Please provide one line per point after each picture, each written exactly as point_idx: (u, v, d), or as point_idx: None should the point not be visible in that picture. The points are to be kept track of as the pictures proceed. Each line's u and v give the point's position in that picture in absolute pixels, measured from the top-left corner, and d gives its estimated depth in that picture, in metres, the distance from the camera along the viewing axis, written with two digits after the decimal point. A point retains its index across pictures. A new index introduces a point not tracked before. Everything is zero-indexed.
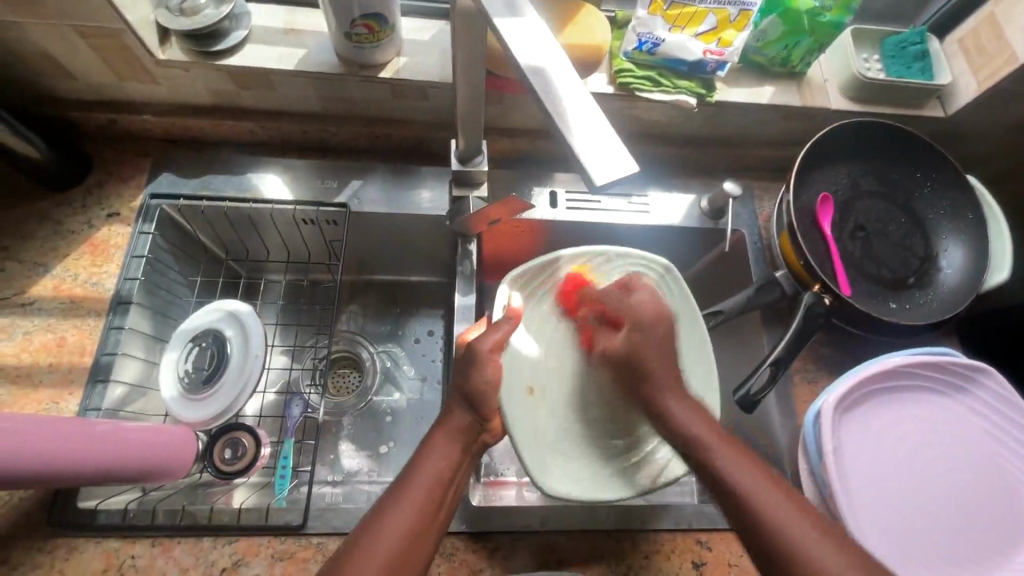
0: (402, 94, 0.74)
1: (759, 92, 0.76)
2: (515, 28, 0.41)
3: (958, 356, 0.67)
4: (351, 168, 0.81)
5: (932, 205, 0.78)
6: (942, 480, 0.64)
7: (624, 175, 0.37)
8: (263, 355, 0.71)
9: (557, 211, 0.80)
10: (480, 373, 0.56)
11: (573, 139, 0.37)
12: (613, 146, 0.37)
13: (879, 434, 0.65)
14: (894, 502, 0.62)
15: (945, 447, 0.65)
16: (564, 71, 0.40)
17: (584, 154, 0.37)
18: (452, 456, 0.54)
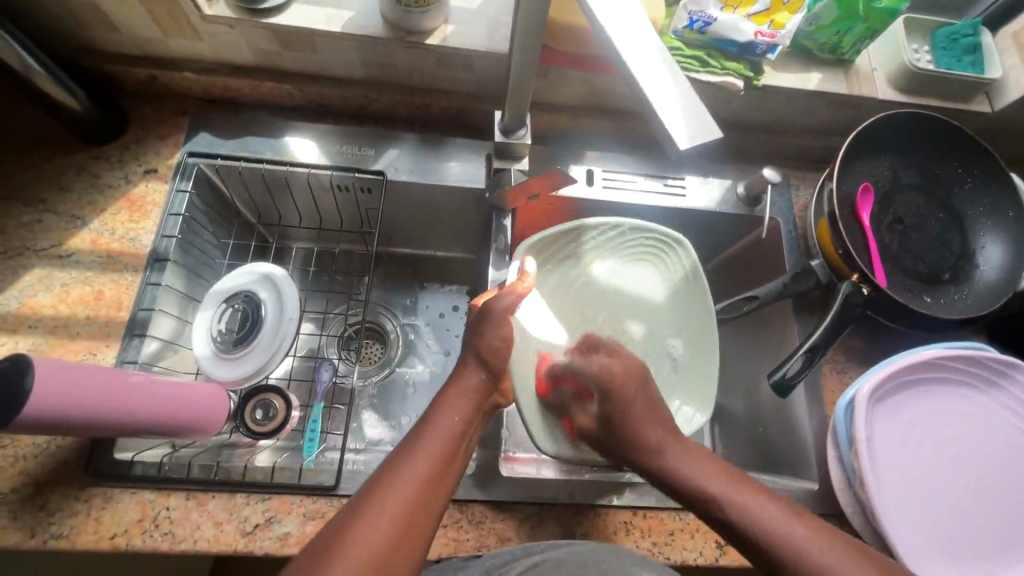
0: (446, 63, 0.73)
1: (806, 78, 0.75)
2: None
3: (993, 352, 0.67)
4: (388, 136, 0.80)
5: (972, 202, 0.77)
6: (969, 473, 0.64)
7: (706, 139, 0.39)
8: (297, 320, 0.71)
9: (593, 190, 0.80)
10: (495, 331, 0.59)
11: (657, 104, 0.39)
12: (691, 114, 0.39)
13: (910, 426, 0.65)
14: (924, 494, 0.63)
15: (974, 441, 0.65)
16: (643, 33, 0.40)
17: (667, 119, 0.39)
18: (464, 412, 0.55)
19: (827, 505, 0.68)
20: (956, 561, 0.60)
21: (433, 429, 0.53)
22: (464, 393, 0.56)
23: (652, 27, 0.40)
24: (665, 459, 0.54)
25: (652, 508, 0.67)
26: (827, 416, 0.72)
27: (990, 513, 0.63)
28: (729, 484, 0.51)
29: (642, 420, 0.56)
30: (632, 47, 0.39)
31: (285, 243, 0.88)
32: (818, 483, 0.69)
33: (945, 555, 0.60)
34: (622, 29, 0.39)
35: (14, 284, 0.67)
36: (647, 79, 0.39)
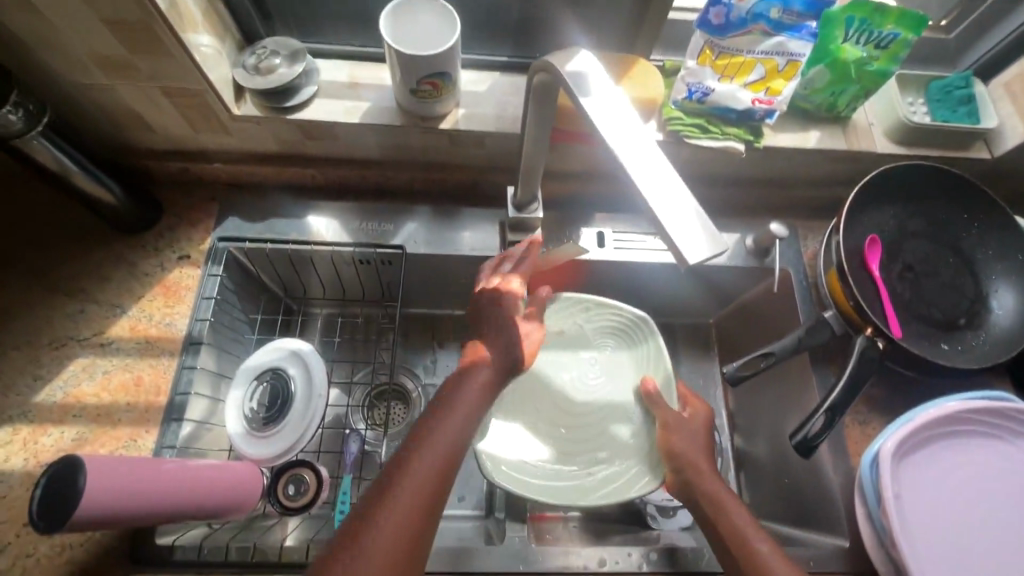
0: (459, 143, 0.77)
1: (806, 137, 0.78)
2: (599, 106, 0.45)
3: (1015, 401, 0.67)
4: (405, 209, 0.84)
5: (980, 246, 0.78)
6: (1002, 528, 0.63)
7: (712, 253, 0.39)
8: (326, 395, 0.74)
9: (604, 251, 0.82)
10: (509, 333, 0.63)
11: (661, 216, 0.40)
12: (698, 226, 0.40)
13: (942, 484, 0.65)
14: (968, 557, 0.62)
15: (1003, 493, 0.65)
16: (649, 152, 0.43)
17: (674, 233, 0.39)
18: (472, 415, 0.55)
19: (859, 563, 0.68)
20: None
21: (437, 440, 0.52)
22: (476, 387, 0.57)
23: (657, 147, 0.43)
24: (721, 492, 0.61)
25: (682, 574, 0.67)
26: (853, 470, 0.72)
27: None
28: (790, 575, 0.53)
29: (699, 467, 0.64)
30: (638, 165, 0.42)
31: (309, 314, 0.91)
32: (849, 540, 0.69)
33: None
34: (628, 150, 0.42)
35: (60, 374, 0.71)
36: (652, 191, 0.41)
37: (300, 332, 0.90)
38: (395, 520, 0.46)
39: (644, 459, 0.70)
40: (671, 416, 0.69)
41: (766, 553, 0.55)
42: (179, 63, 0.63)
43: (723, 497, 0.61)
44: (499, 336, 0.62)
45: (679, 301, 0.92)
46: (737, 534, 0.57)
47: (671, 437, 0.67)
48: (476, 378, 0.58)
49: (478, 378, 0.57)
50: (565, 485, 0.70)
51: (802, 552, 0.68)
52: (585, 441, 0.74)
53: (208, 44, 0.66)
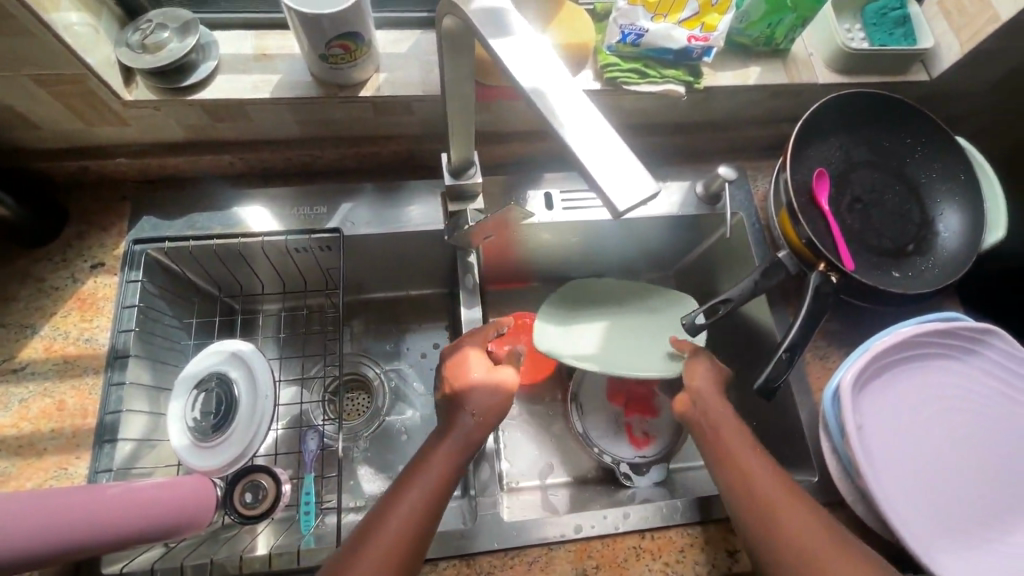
0: (385, 111, 0.71)
1: (746, 74, 0.75)
2: (511, 47, 0.40)
3: (966, 320, 0.67)
4: (341, 190, 0.78)
5: (924, 169, 0.78)
6: (957, 447, 0.65)
7: (646, 194, 0.35)
8: (273, 394, 0.69)
9: (554, 213, 0.80)
10: (485, 387, 0.63)
11: (587, 163, 0.36)
12: (630, 166, 0.36)
13: (902, 410, 0.65)
14: (936, 478, 0.63)
15: (957, 413, 0.66)
16: (568, 91, 0.38)
17: (604, 179, 0.35)
18: (451, 462, 0.58)
19: (829, 496, 0.68)
20: (990, 540, 0.60)
21: (415, 487, 0.55)
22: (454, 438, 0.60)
23: (575, 82, 0.39)
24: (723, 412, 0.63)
25: (657, 528, 0.66)
26: (817, 405, 0.73)
27: (1003, 480, 0.63)
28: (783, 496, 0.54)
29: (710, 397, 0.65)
30: (565, 106, 0.38)
31: (251, 310, 0.86)
32: (817, 475, 0.70)
33: (975, 538, 0.60)
34: (546, 90, 0.38)
35: None
36: (577, 138, 0.37)
37: (243, 333, 0.85)
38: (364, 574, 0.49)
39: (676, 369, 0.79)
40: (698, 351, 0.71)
41: (745, 449, 0.59)
42: (43, 44, 0.55)
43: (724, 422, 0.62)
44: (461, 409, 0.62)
45: (634, 256, 0.91)
46: (733, 454, 0.59)
47: (698, 365, 0.69)
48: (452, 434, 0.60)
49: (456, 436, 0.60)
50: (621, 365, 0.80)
51: None
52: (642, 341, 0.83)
53: (79, 22, 0.58)
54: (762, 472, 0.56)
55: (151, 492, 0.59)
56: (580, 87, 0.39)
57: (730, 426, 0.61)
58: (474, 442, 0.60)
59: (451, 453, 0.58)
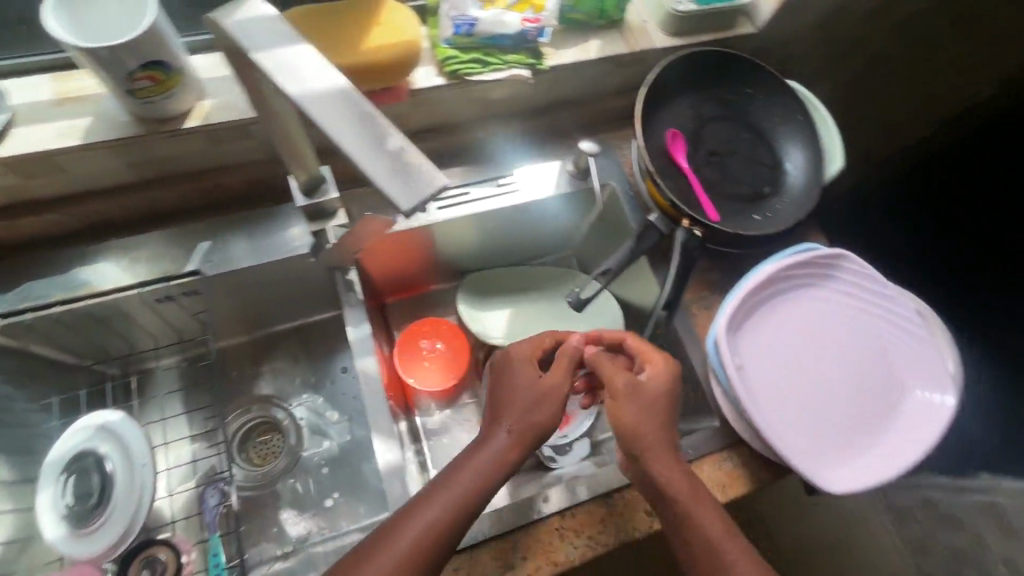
0: (221, 140, 0.67)
1: (586, 49, 0.76)
2: (278, 54, 0.38)
3: (819, 248, 0.71)
4: (204, 227, 0.74)
5: (768, 115, 0.83)
6: (829, 367, 0.69)
7: (432, 192, 0.34)
8: (152, 461, 0.64)
9: (429, 216, 0.80)
10: (523, 394, 0.60)
11: (367, 166, 0.34)
12: (415, 166, 0.35)
13: (778, 341, 0.69)
14: (814, 399, 0.68)
15: (825, 336, 0.70)
16: (341, 93, 0.37)
17: (385, 182, 0.34)
18: (484, 476, 0.56)
19: (732, 436, 0.72)
20: (863, 447, 0.65)
21: (441, 497, 0.55)
22: (492, 450, 0.57)
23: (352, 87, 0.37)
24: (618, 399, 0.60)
25: (578, 504, 0.67)
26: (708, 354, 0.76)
27: (873, 389, 0.68)
28: (693, 498, 0.57)
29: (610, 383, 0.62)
30: (340, 112, 0.36)
31: (142, 370, 0.80)
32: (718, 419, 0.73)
33: (850, 447, 0.65)
34: (317, 95, 0.36)
35: None
36: (355, 142, 0.35)
37: (137, 394, 0.80)
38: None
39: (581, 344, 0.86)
40: (624, 385, 0.61)
41: (671, 469, 0.58)
42: None
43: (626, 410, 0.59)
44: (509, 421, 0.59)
45: (523, 240, 0.93)
46: (653, 473, 0.58)
47: (623, 406, 0.60)
48: (486, 450, 0.57)
49: (489, 450, 0.57)
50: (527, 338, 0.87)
51: (681, 445, 0.71)
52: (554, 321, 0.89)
53: None
54: (685, 493, 0.57)
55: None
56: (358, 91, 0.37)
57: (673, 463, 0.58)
58: (510, 457, 0.58)
59: (483, 468, 0.56)
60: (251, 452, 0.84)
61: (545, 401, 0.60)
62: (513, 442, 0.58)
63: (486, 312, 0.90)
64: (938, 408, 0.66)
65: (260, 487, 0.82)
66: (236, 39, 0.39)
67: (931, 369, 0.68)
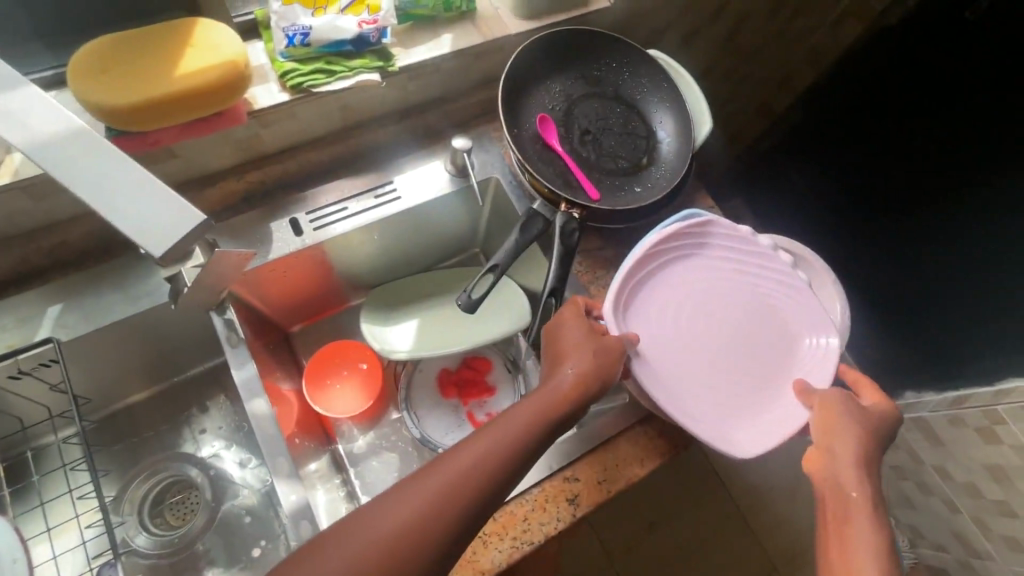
0: (45, 192, 0.61)
1: (438, 43, 0.74)
2: (11, 111, 0.39)
3: (686, 217, 0.71)
4: (58, 289, 0.68)
5: (636, 86, 0.83)
6: (723, 329, 0.70)
7: (187, 231, 0.39)
8: (25, 557, 0.58)
9: (305, 238, 0.75)
10: (582, 347, 0.62)
11: (112, 215, 0.38)
12: (166, 207, 0.39)
13: (666, 317, 0.69)
14: (716, 363, 0.68)
15: (714, 300, 0.71)
16: (78, 142, 0.39)
17: (134, 227, 0.38)
18: (528, 429, 0.56)
19: (643, 410, 0.72)
20: (762, 405, 0.67)
21: (486, 439, 0.55)
22: (546, 394, 0.59)
23: (85, 126, 0.40)
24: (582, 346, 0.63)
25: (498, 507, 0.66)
26: None
27: (764, 345, 0.69)
28: (858, 505, 0.57)
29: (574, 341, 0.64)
30: (80, 163, 0.39)
31: (17, 453, 0.73)
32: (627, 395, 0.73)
33: (750, 408, 0.67)
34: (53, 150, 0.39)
35: None
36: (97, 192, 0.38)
37: (11, 483, 0.72)
38: (405, 505, 0.51)
39: (490, 338, 0.82)
40: (835, 395, 0.63)
41: (852, 477, 0.58)
42: None
43: (587, 359, 0.61)
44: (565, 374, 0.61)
45: (420, 246, 0.90)
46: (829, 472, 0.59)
47: (835, 415, 0.61)
48: (545, 396, 0.59)
49: (538, 397, 0.59)
50: (437, 345, 0.83)
51: (593, 427, 0.71)
52: (461, 323, 0.86)
53: None
54: (853, 486, 0.58)
55: None
56: (93, 129, 0.40)
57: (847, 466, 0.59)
58: (554, 418, 0.58)
59: (527, 420, 0.57)
60: (164, 516, 0.78)
61: (584, 362, 0.61)
62: (569, 390, 0.60)
63: (392, 328, 0.86)
64: (825, 352, 0.68)
65: (175, 551, 0.77)
66: None
67: (814, 314, 0.70)
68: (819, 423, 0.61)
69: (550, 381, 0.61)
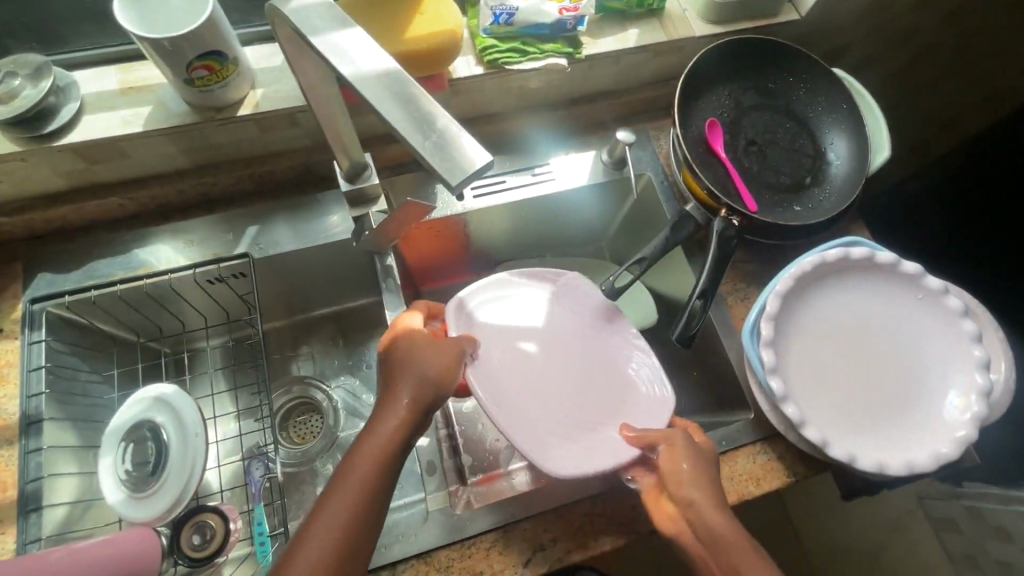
0: (270, 127, 0.70)
1: (625, 37, 0.76)
2: (344, 43, 0.41)
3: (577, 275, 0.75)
4: (251, 212, 0.78)
5: (811, 104, 0.81)
6: (544, 380, 0.68)
7: (474, 169, 0.36)
8: (204, 431, 0.68)
9: (465, 204, 0.81)
10: (420, 351, 0.56)
11: (418, 144, 0.36)
12: (458, 143, 0.37)
13: (491, 343, 0.68)
14: (523, 400, 0.65)
15: (549, 360, 0.70)
16: (396, 80, 0.39)
17: (432, 156, 0.36)
18: (409, 421, 0.53)
19: (767, 430, 0.72)
20: (592, 434, 0.65)
21: (369, 441, 0.51)
22: (397, 393, 0.54)
23: (405, 73, 0.39)
24: (416, 356, 0.56)
25: (610, 491, 0.68)
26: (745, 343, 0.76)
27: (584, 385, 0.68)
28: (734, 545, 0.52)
29: (403, 355, 0.56)
30: (397, 100, 0.38)
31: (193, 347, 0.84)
32: (753, 411, 0.73)
33: (592, 432, 0.65)
34: (371, 85, 0.39)
35: None
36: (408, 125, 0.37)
37: (188, 371, 0.83)
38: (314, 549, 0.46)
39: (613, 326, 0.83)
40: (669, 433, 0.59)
41: (710, 514, 0.54)
42: None
43: (400, 371, 0.55)
44: (400, 396, 0.54)
45: (556, 232, 0.93)
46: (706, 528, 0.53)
47: (678, 458, 0.57)
48: (396, 397, 0.54)
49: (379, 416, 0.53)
50: None
51: (714, 435, 0.71)
52: None
53: None
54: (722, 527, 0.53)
55: (104, 542, 0.59)
56: (410, 78, 0.39)
57: (715, 518, 0.53)
58: (424, 406, 0.54)
59: (406, 418, 0.53)
60: (290, 431, 0.87)
61: (409, 382, 0.54)
62: (410, 400, 0.53)
63: None
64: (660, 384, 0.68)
65: (299, 463, 0.85)
66: (299, 33, 0.42)
67: (638, 356, 0.71)
68: (664, 471, 0.57)
69: (385, 411, 0.53)
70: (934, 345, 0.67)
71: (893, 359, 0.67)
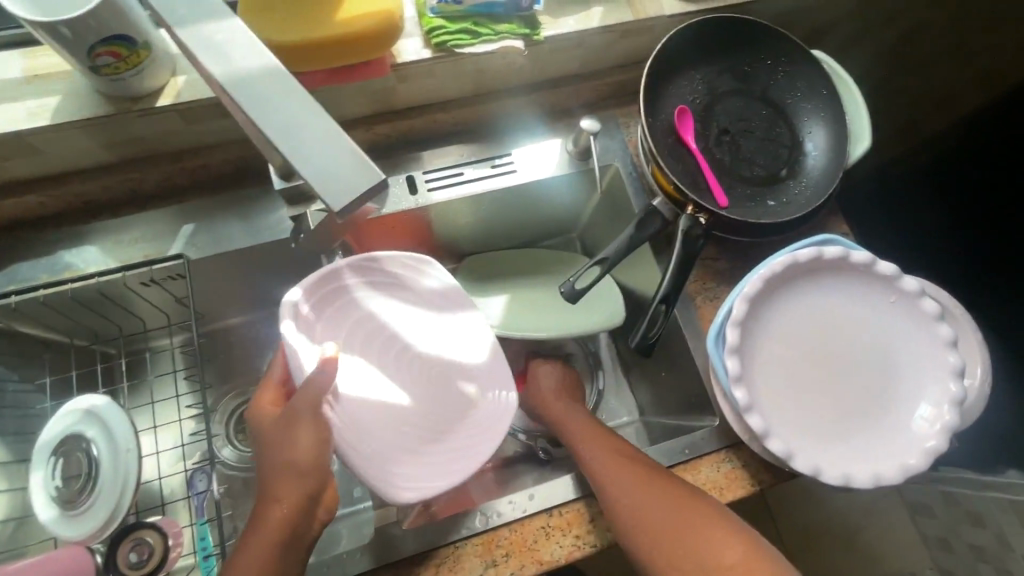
0: (198, 118, 0.64)
1: (588, 16, 0.70)
2: (231, 40, 0.37)
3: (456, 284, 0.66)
4: (185, 208, 0.72)
5: (789, 89, 0.75)
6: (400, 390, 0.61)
7: (371, 186, 0.35)
8: (137, 446, 0.64)
9: (418, 197, 0.75)
10: (283, 442, 0.53)
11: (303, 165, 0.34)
12: (352, 159, 0.35)
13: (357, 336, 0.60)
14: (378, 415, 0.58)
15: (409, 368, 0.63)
16: (286, 85, 0.36)
17: (316, 178, 0.34)
18: (285, 519, 0.51)
19: (732, 438, 0.69)
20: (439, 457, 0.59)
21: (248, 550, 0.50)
22: (269, 496, 0.52)
23: (293, 77, 0.37)
24: (279, 447, 0.53)
25: (566, 503, 0.65)
26: None
27: (448, 382, 0.63)
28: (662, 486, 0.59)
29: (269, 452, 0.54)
30: (284, 111, 0.35)
31: (137, 351, 0.79)
32: (719, 418, 0.70)
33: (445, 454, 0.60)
34: (257, 93, 0.36)
35: None
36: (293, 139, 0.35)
37: (129, 376, 0.79)
38: None
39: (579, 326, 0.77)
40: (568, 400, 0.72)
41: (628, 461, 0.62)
42: None
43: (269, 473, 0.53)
44: (272, 498, 0.52)
45: (522, 225, 0.88)
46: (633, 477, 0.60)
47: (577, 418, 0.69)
48: (270, 502, 0.52)
49: (256, 527, 0.51)
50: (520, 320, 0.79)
51: (677, 443, 0.68)
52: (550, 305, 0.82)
53: None
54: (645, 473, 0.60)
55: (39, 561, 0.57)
56: (296, 78, 0.37)
57: (634, 477, 0.60)
58: (299, 499, 0.52)
59: (280, 518, 0.51)
60: None
61: (275, 483, 0.52)
62: (284, 500, 0.52)
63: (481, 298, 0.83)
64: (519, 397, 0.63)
65: None
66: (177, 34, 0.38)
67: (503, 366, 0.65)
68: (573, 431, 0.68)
69: (260, 518, 0.52)
70: (909, 352, 0.64)
71: (863, 368, 0.64)
